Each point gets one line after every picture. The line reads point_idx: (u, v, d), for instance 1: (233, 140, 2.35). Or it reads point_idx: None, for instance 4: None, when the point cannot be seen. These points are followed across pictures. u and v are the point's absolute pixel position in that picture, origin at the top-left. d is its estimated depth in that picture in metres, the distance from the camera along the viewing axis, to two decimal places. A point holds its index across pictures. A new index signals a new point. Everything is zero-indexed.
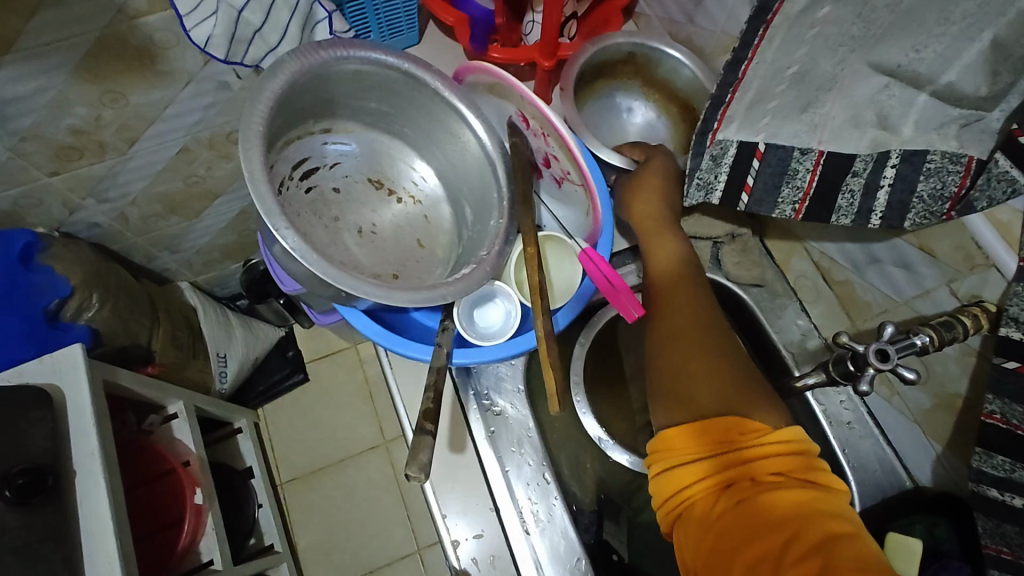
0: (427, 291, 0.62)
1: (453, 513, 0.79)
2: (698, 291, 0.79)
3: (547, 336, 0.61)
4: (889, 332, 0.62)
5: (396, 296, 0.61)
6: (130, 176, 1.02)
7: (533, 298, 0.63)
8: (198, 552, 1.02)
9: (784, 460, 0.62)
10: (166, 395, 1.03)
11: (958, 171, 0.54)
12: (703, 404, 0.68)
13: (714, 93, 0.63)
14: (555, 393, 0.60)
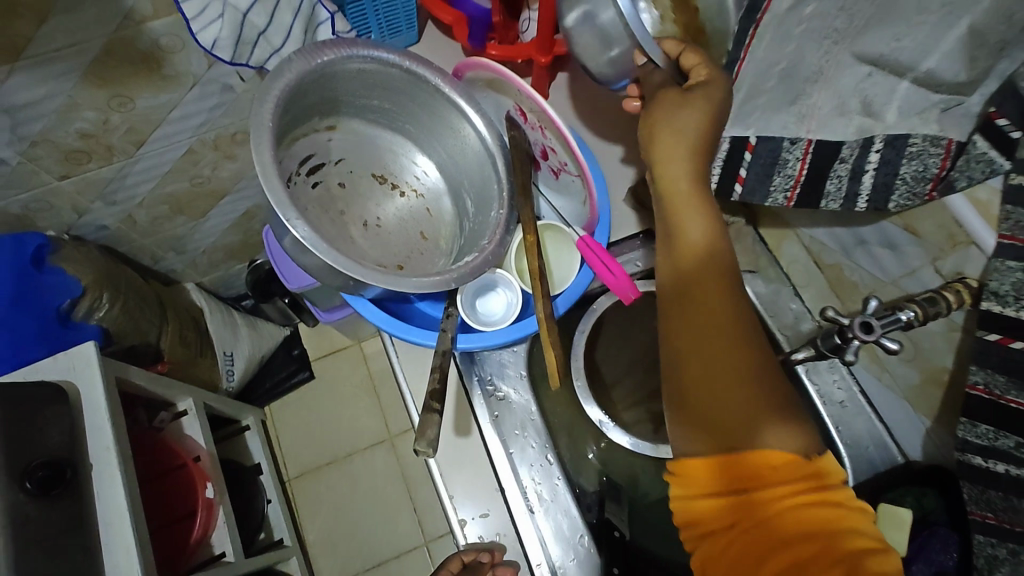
0: (432, 278, 0.63)
1: (461, 494, 0.81)
2: (736, 293, 0.61)
3: (547, 318, 0.64)
4: (872, 306, 0.65)
5: (401, 285, 0.62)
6: (138, 178, 1.04)
7: (533, 282, 0.66)
8: (210, 544, 1.04)
9: (809, 490, 0.53)
10: (176, 392, 1.06)
11: (939, 153, 0.57)
12: (725, 419, 0.57)
13: (731, 48, 0.61)
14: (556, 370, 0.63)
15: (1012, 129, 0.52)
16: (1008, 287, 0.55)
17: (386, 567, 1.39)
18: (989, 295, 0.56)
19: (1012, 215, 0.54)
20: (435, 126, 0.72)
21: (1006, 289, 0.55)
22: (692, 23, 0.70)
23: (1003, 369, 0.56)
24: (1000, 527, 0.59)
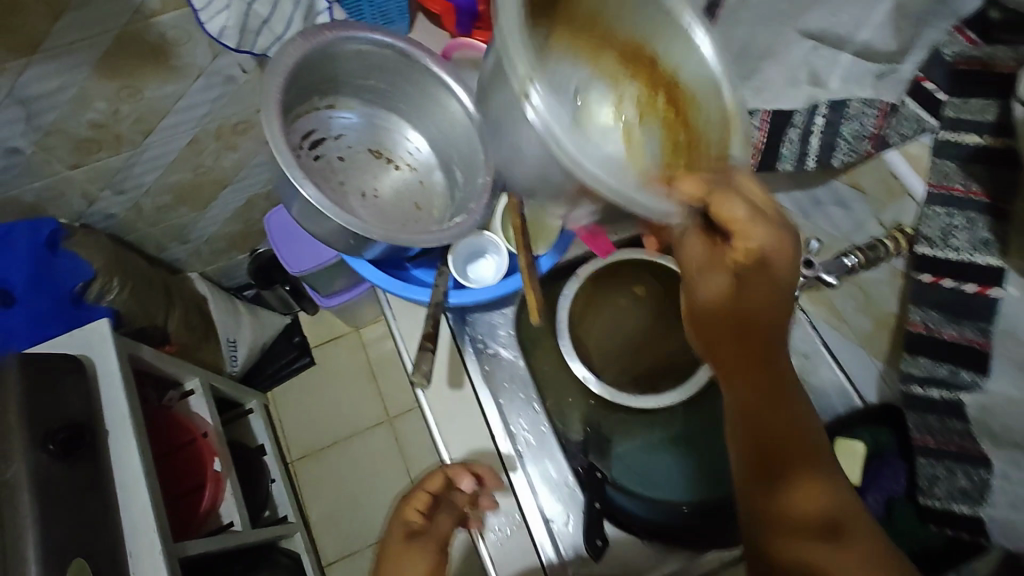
0: (426, 235, 0.62)
1: (443, 448, 0.71)
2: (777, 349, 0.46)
3: (530, 271, 0.66)
4: (815, 246, 0.60)
5: (397, 239, 0.62)
6: (146, 167, 1.09)
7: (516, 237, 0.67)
8: (219, 514, 1.08)
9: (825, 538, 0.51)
10: (184, 371, 1.12)
11: (875, 113, 0.55)
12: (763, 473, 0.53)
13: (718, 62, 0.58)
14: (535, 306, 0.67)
15: (939, 92, 0.53)
16: (936, 230, 0.52)
17: None
18: (923, 240, 0.53)
19: (940, 166, 0.52)
20: (428, 100, 0.68)
21: (936, 232, 0.52)
22: (684, 138, 0.50)
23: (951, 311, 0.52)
24: (966, 459, 0.52)
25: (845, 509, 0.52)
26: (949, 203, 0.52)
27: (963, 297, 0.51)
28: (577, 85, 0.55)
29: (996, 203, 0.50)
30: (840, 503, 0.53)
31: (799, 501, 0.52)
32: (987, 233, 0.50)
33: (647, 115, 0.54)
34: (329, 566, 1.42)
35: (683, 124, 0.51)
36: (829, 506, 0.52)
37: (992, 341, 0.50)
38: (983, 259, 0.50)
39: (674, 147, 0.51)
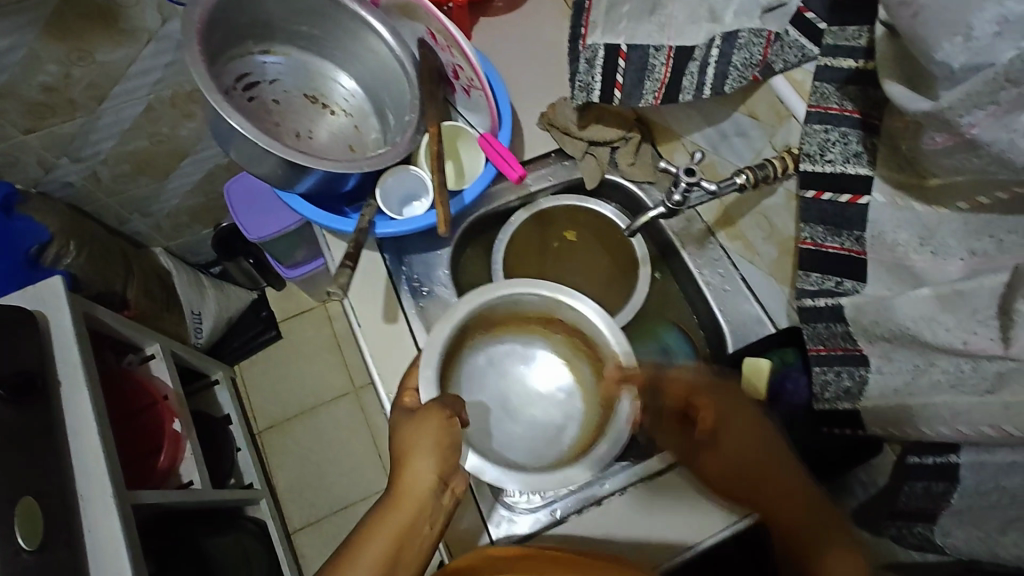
0: (346, 161, 0.63)
1: (379, 384, 0.72)
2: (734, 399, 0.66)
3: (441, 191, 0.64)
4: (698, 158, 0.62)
5: (319, 164, 0.62)
6: (102, 134, 1.11)
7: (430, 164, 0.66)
8: (179, 474, 1.08)
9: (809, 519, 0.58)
10: (145, 335, 1.11)
11: (761, 42, 0.59)
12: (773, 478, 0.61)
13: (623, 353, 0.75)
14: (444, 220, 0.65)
15: (819, 22, 0.56)
16: (815, 146, 0.56)
17: (351, 509, 1.46)
18: (806, 157, 0.57)
19: (820, 89, 0.56)
20: (361, 45, 0.71)
21: (815, 148, 0.57)
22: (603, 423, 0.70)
23: (835, 224, 0.56)
24: (845, 357, 0.55)
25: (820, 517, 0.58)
26: (826, 120, 0.56)
27: (838, 208, 0.56)
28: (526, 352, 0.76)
29: (868, 118, 0.54)
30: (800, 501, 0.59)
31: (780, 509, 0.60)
32: (859, 147, 0.54)
33: (575, 353, 0.76)
34: (294, 533, 1.44)
35: (597, 357, 0.73)
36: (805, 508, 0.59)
37: (866, 248, 0.55)
38: (854, 170, 0.55)
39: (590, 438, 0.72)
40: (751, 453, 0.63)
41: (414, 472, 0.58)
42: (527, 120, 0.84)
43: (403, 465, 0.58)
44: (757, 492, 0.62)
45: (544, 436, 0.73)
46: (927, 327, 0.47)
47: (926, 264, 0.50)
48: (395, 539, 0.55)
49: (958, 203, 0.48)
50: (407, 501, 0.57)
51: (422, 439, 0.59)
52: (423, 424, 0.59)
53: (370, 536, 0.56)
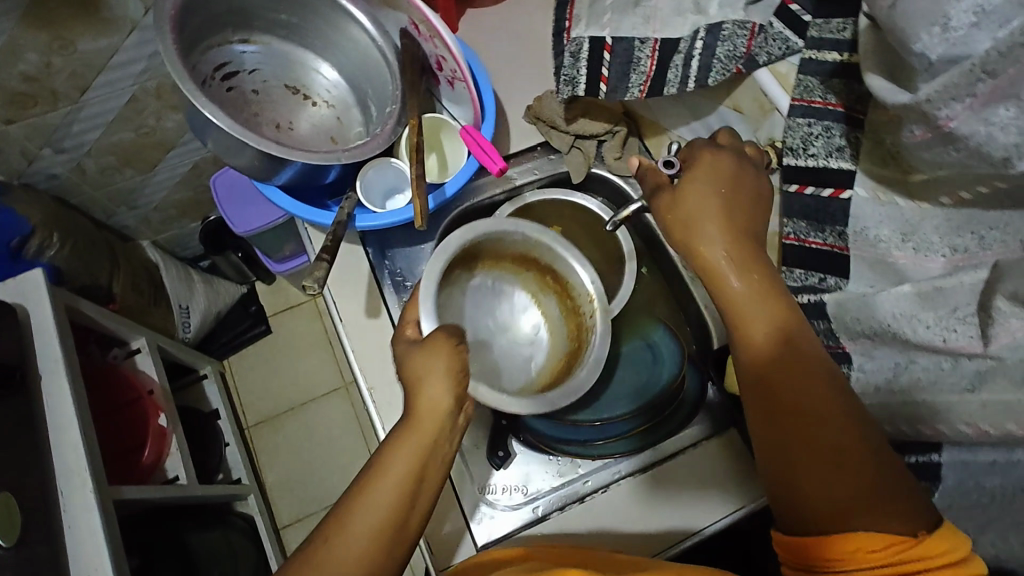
0: (324, 153, 0.62)
1: (359, 377, 0.71)
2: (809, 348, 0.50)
3: (418, 179, 0.62)
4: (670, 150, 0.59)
5: (294, 155, 0.60)
6: (86, 125, 1.09)
7: (409, 156, 0.63)
8: (164, 469, 1.07)
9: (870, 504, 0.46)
10: (131, 330, 1.10)
11: (745, 34, 0.58)
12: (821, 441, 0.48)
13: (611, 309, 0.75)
14: (421, 213, 0.62)
15: (804, 14, 0.57)
16: (799, 140, 0.55)
17: None
18: (788, 152, 0.56)
19: (803, 82, 0.56)
20: (342, 34, 0.70)
21: (798, 142, 0.55)
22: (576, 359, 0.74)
23: (817, 218, 0.55)
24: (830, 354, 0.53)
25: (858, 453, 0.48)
26: (809, 114, 0.55)
27: (820, 203, 0.55)
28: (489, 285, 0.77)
29: (851, 112, 0.54)
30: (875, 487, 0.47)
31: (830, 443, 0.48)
32: (842, 141, 0.54)
33: (546, 292, 0.79)
34: (283, 529, 1.44)
35: (570, 296, 0.76)
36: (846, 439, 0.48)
37: (848, 245, 0.53)
38: (837, 164, 0.54)
39: (559, 370, 0.75)
40: (810, 392, 0.49)
41: (429, 393, 0.54)
42: (512, 113, 0.83)
43: (416, 390, 0.54)
44: (797, 416, 0.49)
45: (513, 368, 0.75)
46: (907, 323, 0.47)
47: (908, 261, 0.50)
48: (418, 461, 0.51)
49: (941, 198, 0.48)
50: (428, 419, 0.53)
51: (433, 364, 0.55)
52: (432, 350, 0.55)
53: (390, 461, 0.51)
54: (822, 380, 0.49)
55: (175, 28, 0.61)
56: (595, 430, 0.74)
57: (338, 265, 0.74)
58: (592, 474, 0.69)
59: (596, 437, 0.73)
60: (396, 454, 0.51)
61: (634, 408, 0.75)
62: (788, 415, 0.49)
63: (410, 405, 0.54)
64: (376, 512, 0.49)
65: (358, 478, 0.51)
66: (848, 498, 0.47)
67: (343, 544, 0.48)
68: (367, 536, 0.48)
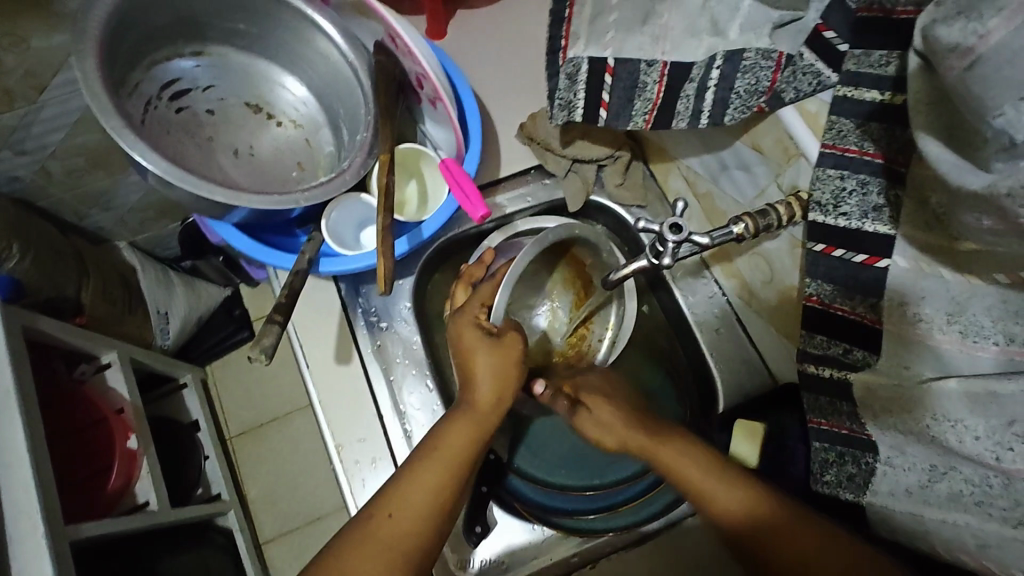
0: (277, 195, 0.55)
1: (325, 432, 0.64)
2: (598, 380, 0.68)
3: (384, 230, 0.54)
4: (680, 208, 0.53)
5: (244, 200, 0.54)
6: (49, 125, 0.82)
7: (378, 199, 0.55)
8: (134, 494, 0.97)
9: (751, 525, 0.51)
10: (99, 345, 0.97)
11: (770, 65, 0.49)
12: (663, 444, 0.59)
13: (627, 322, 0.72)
14: (386, 277, 0.54)
15: (840, 43, 0.48)
16: (828, 195, 0.48)
17: (324, 522, 1.30)
18: (814, 207, 0.49)
19: (836, 125, 0.47)
20: (309, 47, 0.62)
21: (828, 197, 0.48)
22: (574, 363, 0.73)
23: (844, 285, 0.48)
24: (848, 438, 0.47)
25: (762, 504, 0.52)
26: (841, 165, 0.47)
27: (850, 269, 0.48)
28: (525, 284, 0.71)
29: (891, 163, 0.45)
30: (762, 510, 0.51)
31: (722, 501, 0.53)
32: (880, 201, 0.46)
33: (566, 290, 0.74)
34: (265, 544, 1.28)
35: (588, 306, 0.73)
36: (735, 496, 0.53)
37: (881, 318, 0.47)
38: (873, 228, 0.46)
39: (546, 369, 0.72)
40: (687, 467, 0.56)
41: (490, 384, 0.57)
42: (504, 134, 0.75)
43: (473, 381, 0.58)
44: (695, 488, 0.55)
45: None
46: (951, 430, 0.40)
47: (953, 348, 0.42)
48: (471, 441, 0.55)
49: (995, 275, 0.39)
50: (487, 407, 0.57)
51: (494, 361, 0.58)
52: (502, 348, 0.58)
53: (447, 440, 0.55)
54: (705, 461, 0.56)
55: (104, 47, 0.53)
56: (585, 499, 0.70)
57: (303, 302, 0.68)
58: (588, 545, 0.66)
59: (588, 507, 0.69)
60: (453, 433, 0.55)
61: (628, 474, 0.71)
62: (690, 496, 0.56)
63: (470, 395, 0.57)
64: (430, 495, 0.52)
65: (411, 457, 0.55)
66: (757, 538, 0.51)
67: (399, 513, 0.51)
68: (419, 515, 0.51)
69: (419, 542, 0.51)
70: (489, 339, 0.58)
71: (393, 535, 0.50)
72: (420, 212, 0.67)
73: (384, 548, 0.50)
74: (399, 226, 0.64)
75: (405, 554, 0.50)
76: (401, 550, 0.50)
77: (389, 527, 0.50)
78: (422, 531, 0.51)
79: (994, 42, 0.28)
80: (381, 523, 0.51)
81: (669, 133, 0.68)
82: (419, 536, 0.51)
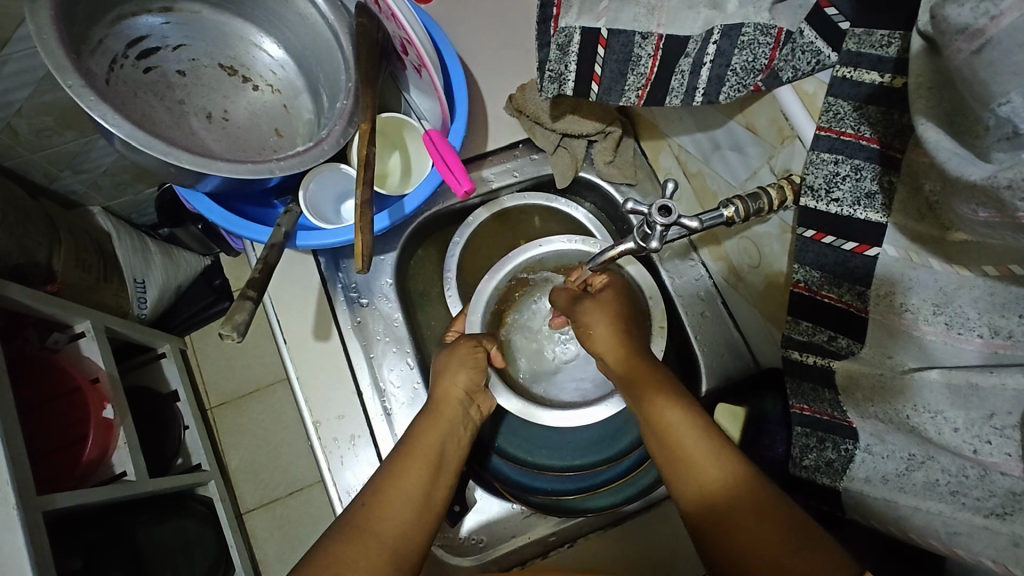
0: (251, 163, 0.53)
1: (303, 407, 0.63)
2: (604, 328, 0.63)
3: (364, 203, 0.51)
4: (670, 187, 0.49)
5: (218, 168, 0.52)
6: (12, 81, 0.77)
7: (357, 171, 0.53)
8: (111, 464, 0.95)
9: (717, 472, 0.49)
10: (72, 313, 0.93)
11: (768, 42, 0.47)
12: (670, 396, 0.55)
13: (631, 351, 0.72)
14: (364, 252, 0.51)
15: (841, 20, 0.46)
16: (821, 179, 0.47)
17: (308, 492, 1.30)
18: (806, 191, 0.48)
19: (833, 107, 0.46)
20: (289, 8, 0.60)
21: (821, 181, 0.47)
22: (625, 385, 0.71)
23: (830, 271, 0.48)
24: (829, 425, 0.48)
25: (749, 486, 0.47)
26: (836, 149, 0.46)
27: (840, 256, 0.47)
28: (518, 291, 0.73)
29: (887, 150, 0.44)
30: (734, 479, 0.48)
31: (697, 474, 0.50)
32: (873, 187, 0.45)
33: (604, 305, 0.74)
34: (246, 515, 1.28)
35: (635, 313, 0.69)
36: (718, 480, 0.49)
37: (867, 306, 0.46)
38: (864, 215, 0.45)
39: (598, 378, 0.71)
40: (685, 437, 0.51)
41: (445, 382, 0.60)
42: (490, 107, 0.73)
43: (439, 381, 0.61)
44: (679, 457, 0.51)
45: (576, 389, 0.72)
46: (930, 421, 0.40)
47: (937, 339, 0.41)
48: (441, 439, 0.56)
49: (985, 266, 0.38)
50: (447, 406, 0.59)
51: (455, 364, 0.62)
52: (455, 354, 0.62)
53: (418, 439, 0.55)
54: (683, 415, 0.54)
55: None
56: (566, 479, 0.69)
57: (279, 275, 0.66)
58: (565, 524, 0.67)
59: (568, 488, 0.69)
60: (421, 432, 0.56)
61: (610, 455, 0.69)
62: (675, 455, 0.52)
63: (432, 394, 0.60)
64: (410, 482, 0.52)
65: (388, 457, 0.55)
66: (711, 521, 0.48)
67: (386, 509, 0.50)
68: (400, 500, 0.50)
69: (405, 529, 0.49)
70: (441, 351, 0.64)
71: (385, 528, 0.49)
72: (402, 185, 0.65)
73: (372, 543, 0.48)
74: (380, 199, 0.62)
75: (394, 547, 0.48)
76: (391, 546, 0.48)
77: (380, 520, 0.49)
78: (412, 525, 0.50)
79: (1006, 24, 0.26)
80: (370, 516, 0.49)
81: (663, 109, 0.67)
82: (406, 528, 0.49)
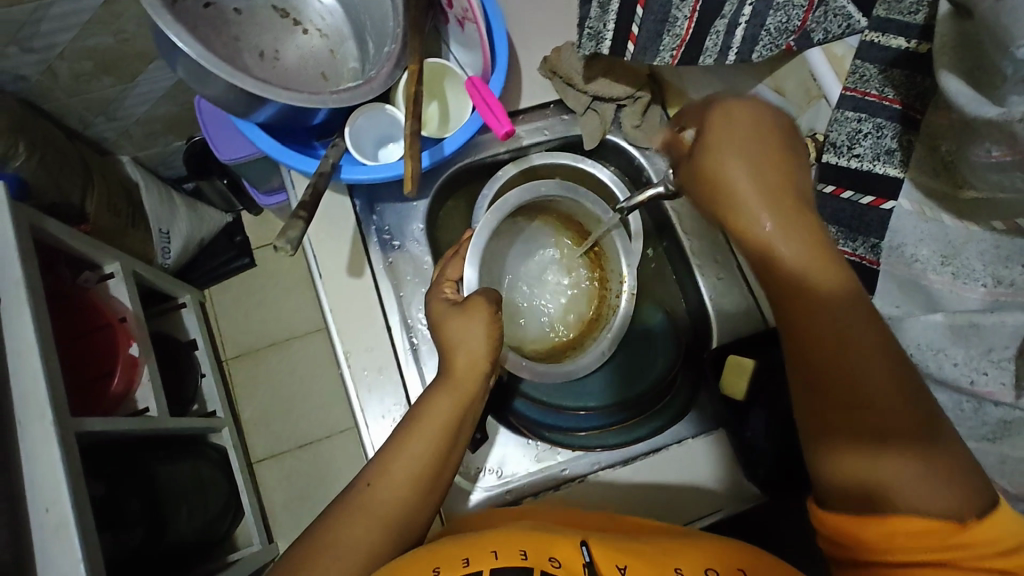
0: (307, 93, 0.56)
1: (335, 340, 0.67)
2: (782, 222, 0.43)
3: (414, 135, 0.56)
4: None
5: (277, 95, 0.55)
6: (59, 22, 0.80)
7: (408, 106, 0.57)
8: (134, 400, 0.99)
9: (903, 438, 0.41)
10: (102, 254, 0.97)
11: (802, 5, 0.50)
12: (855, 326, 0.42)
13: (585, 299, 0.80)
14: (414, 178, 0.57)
15: None
16: (844, 137, 0.50)
17: (318, 445, 1.34)
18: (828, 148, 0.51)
19: (860, 69, 0.50)
20: None
21: (843, 139, 0.51)
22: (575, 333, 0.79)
23: (847, 227, 0.51)
24: None
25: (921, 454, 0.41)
26: (860, 107, 0.50)
27: (857, 210, 0.50)
28: (525, 240, 0.79)
29: (908, 110, 0.49)
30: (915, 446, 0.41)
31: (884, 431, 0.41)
32: (892, 144, 0.49)
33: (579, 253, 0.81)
34: (256, 464, 1.32)
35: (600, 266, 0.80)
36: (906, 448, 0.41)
37: (880, 259, 0.50)
38: (883, 169, 0.50)
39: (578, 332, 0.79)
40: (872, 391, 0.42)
41: (466, 351, 0.58)
42: (525, 68, 0.75)
43: (453, 349, 0.59)
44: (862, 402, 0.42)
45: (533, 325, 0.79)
46: (933, 357, 0.46)
47: (945, 287, 0.48)
48: (455, 409, 0.56)
49: (993, 222, 0.46)
50: (464, 375, 0.58)
51: (469, 329, 0.59)
52: (471, 317, 0.60)
53: (431, 409, 0.55)
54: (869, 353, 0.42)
55: None
56: (584, 418, 0.75)
57: (320, 215, 0.69)
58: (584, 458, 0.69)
59: (584, 426, 0.74)
60: (435, 404, 0.56)
61: (625, 398, 0.77)
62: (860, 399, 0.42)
63: (447, 362, 0.59)
64: (413, 457, 0.53)
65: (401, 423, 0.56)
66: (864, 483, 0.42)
67: (390, 480, 0.52)
68: (402, 476, 0.53)
69: (405, 502, 0.52)
70: (456, 307, 0.61)
71: (387, 499, 0.52)
72: (441, 131, 0.68)
73: (372, 512, 0.51)
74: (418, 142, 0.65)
75: (394, 518, 0.51)
76: (390, 514, 0.51)
77: (380, 494, 0.52)
78: (412, 501, 0.52)
79: None
80: (372, 491, 0.52)
81: None
82: (406, 500, 0.52)
